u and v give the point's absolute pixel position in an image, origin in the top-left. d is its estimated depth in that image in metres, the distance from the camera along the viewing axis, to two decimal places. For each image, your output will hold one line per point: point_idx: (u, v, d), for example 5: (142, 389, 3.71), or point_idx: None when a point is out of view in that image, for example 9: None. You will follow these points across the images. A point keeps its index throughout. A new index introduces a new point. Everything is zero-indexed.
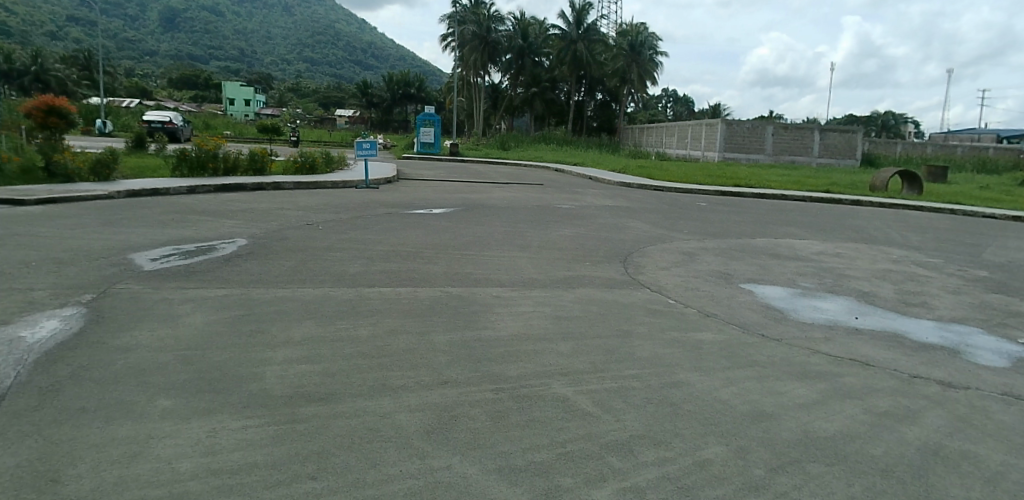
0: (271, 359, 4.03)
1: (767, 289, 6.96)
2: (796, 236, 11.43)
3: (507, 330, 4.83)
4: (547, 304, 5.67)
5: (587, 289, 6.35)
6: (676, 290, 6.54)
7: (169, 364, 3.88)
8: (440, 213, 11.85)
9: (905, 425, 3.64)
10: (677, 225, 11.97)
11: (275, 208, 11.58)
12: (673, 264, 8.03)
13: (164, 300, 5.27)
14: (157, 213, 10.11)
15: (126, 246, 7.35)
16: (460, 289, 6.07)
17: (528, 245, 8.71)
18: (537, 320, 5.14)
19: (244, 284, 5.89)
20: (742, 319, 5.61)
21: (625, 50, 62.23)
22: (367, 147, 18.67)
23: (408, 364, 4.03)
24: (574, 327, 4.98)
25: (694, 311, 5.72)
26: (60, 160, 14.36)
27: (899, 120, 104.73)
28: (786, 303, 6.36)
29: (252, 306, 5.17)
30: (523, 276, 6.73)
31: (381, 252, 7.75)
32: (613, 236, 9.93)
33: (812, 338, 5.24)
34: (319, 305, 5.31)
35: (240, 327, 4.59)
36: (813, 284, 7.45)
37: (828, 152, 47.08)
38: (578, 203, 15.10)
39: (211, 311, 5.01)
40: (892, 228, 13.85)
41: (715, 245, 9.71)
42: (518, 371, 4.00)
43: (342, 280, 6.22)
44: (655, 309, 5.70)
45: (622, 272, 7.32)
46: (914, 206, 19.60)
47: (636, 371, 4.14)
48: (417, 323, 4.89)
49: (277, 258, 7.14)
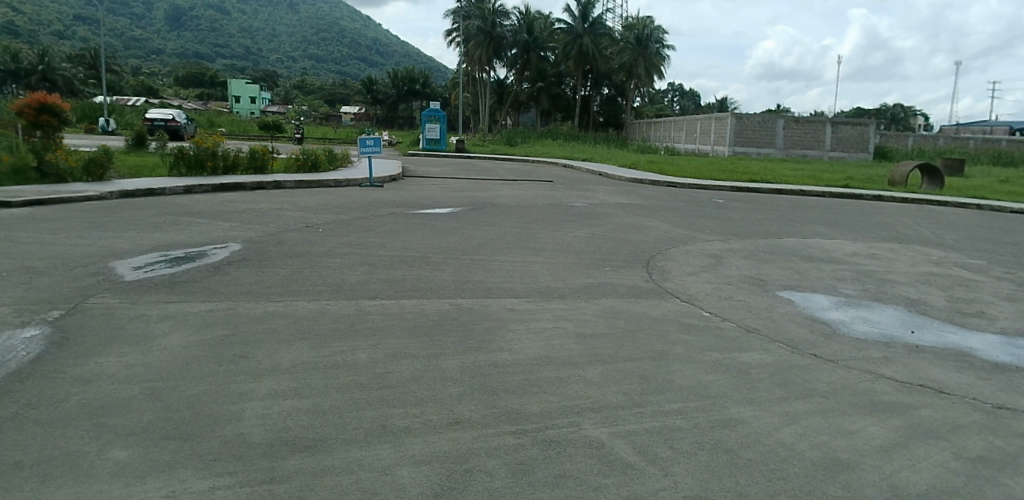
0: (252, 393, 3.45)
1: (809, 297, 6.29)
2: (824, 235, 10.71)
3: (525, 351, 4.25)
4: (568, 319, 5.06)
5: (611, 299, 5.72)
6: (708, 300, 5.91)
7: (134, 401, 3.30)
8: (446, 213, 11.25)
9: (1011, 475, 2.96)
10: (697, 224, 11.34)
11: (274, 208, 11.05)
12: (700, 268, 7.37)
13: (141, 316, 4.71)
14: (150, 216, 9.59)
15: (111, 253, 6.80)
16: (469, 302, 5.45)
17: (543, 249, 8.11)
18: (557, 339, 4.54)
19: (231, 297, 5.31)
20: (787, 335, 4.95)
21: (632, 44, 61.31)
22: (370, 144, 17.96)
23: (413, 399, 3.43)
24: (602, 348, 4.38)
25: (732, 325, 5.09)
26: (52, 159, 13.86)
27: (908, 112, 103.11)
28: (833, 315, 5.69)
29: (239, 324, 4.59)
30: (540, 285, 6.13)
31: (384, 257, 7.18)
32: (631, 238, 9.29)
33: (871, 358, 4.57)
34: (313, 321, 4.73)
35: (223, 350, 4.03)
36: (855, 290, 6.76)
37: (840, 145, 46.18)
38: (591, 201, 14.49)
39: (192, 330, 4.44)
40: (922, 225, 13.11)
41: (742, 246, 9.05)
42: (540, 407, 3.40)
43: (339, 291, 5.63)
44: (688, 324, 5.06)
45: (647, 279, 6.69)
46: (938, 201, 18.80)
47: (678, 404, 3.52)
48: (424, 344, 4.31)
49: (271, 265, 6.56)
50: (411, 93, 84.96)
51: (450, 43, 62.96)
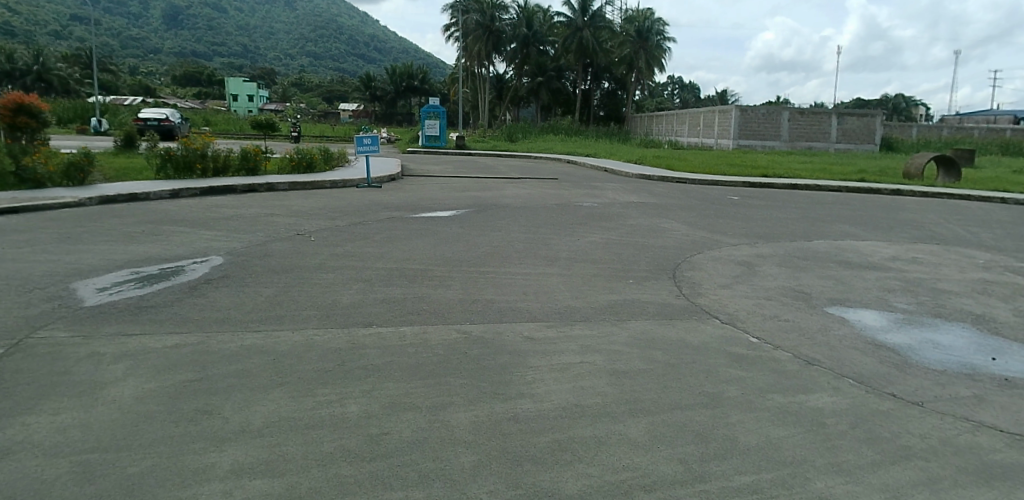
0: (211, 470, 2.64)
1: (863, 315, 5.54)
2: (855, 236, 9.94)
3: (551, 400, 3.49)
4: (597, 349, 4.33)
5: (642, 322, 4.98)
6: (751, 320, 5.18)
7: (55, 485, 2.51)
8: (450, 217, 10.52)
9: None
10: (716, 224, 10.62)
11: (265, 213, 10.33)
12: (734, 280, 6.60)
13: (92, 356, 3.92)
14: (129, 224, 8.88)
15: (75, 271, 6.08)
16: (480, 329, 4.70)
17: (556, 258, 7.38)
18: (588, 379, 3.79)
19: (204, 327, 4.55)
20: (856, 369, 4.19)
21: (632, 37, 60.29)
22: (368, 142, 17.11)
23: (414, 476, 2.63)
24: (642, 391, 3.63)
25: (789, 357, 4.36)
26: (28, 163, 13.08)
27: (911, 102, 102.41)
28: (897, 339, 4.91)
29: (208, 366, 3.84)
30: (558, 305, 5.40)
31: (381, 272, 6.45)
32: (649, 242, 8.57)
33: (960, 398, 3.80)
34: (297, 361, 3.98)
35: (184, 405, 3.29)
36: (910, 305, 6.00)
37: (846, 137, 45.36)
38: (600, 200, 13.73)
39: (150, 375, 3.68)
40: (952, 223, 12.35)
41: (771, 251, 8.30)
42: (577, 486, 2.59)
43: (329, 317, 4.89)
44: (735, 355, 4.32)
45: (677, 294, 5.95)
46: (960, 195, 18.05)
47: (751, 477, 2.72)
48: (430, 390, 3.56)
49: (254, 284, 5.81)
50: (410, 89, 84.23)
51: (449, 39, 62.01)
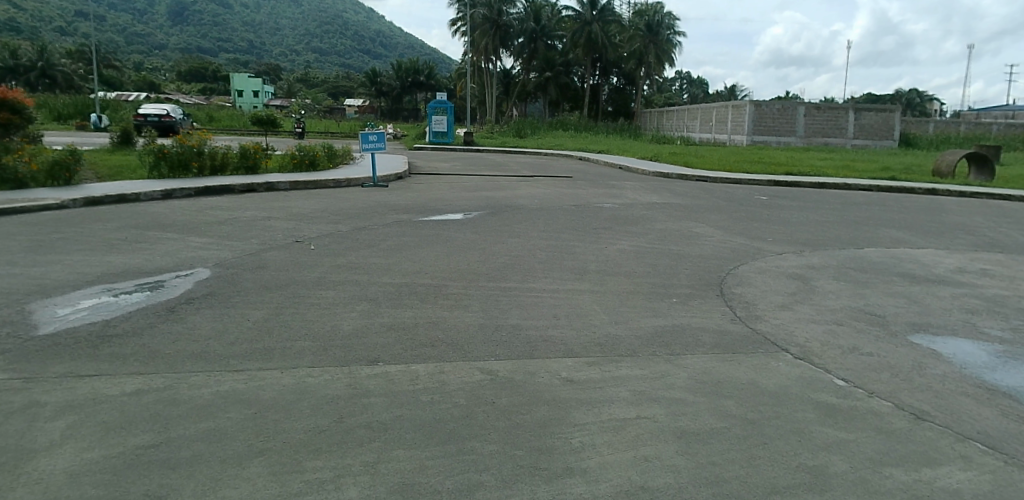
0: None
1: (956, 346, 4.67)
2: (908, 243, 9.06)
3: (610, 479, 2.64)
4: (654, 398, 3.50)
5: (701, 359, 4.15)
6: (830, 354, 4.35)
7: None
8: (461, 220, 9.73)
9: None
10: (750, 228, 9.80)
11: (262, 216, 9.58)
12: (791, 299, 5.75)
13: (27, 408, 3.14)
14: (110, 230, 8.13)
15: (34, 288, 5.31)
16: (508, 368, 3.89)
17: (583, 270, 6.56)
18: (651, 446, 2.96)
19: (175, 366, 3.78)
20: (982, 427, 3.32)
21: (642, 31, 59.25)
22: (373, 139, 16.29)
23: None
24: (727, 466, 2.78)
25: (892, 409, 3.53)
26: (9, 162, 12.34)
27: (925, 98, 101.14)
28: (1011, 380, 4.02)
29: (171, 425, 3.04)
30: (597, 334, 4.57)
31: (390, 288, 5.66)
32: (684, 251, 7.75)
33: None
34: (283, 416, 3.17)
35: (130, 488, 2.43)
36: (1003, 331, 5.11)
37: (863, 132, 44.16)
38: (620, 200, 12.92)
39: (96, 438, 2.88)
40: (1006, 227, 11.38)
41: (821, 261, 7.44)
42: None
43: (327, 352, 4.09)
44: (826, 406, 3.50)
45: (732, 318, 5.11)
46: (1000, 194, 17.05)
47: None
48: (452, 464, 2.72)
49: (242, 305, 5.03)
50: (415, 84, 83.52)
51: (455, 33, 61.18)
